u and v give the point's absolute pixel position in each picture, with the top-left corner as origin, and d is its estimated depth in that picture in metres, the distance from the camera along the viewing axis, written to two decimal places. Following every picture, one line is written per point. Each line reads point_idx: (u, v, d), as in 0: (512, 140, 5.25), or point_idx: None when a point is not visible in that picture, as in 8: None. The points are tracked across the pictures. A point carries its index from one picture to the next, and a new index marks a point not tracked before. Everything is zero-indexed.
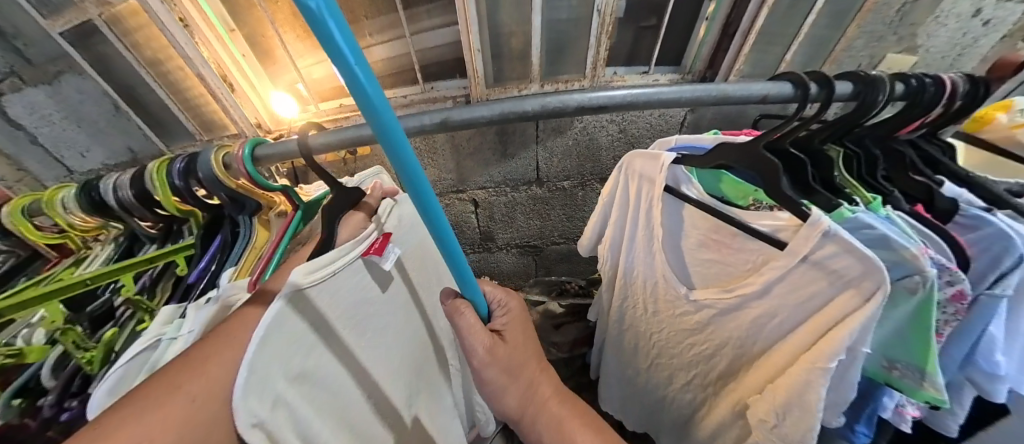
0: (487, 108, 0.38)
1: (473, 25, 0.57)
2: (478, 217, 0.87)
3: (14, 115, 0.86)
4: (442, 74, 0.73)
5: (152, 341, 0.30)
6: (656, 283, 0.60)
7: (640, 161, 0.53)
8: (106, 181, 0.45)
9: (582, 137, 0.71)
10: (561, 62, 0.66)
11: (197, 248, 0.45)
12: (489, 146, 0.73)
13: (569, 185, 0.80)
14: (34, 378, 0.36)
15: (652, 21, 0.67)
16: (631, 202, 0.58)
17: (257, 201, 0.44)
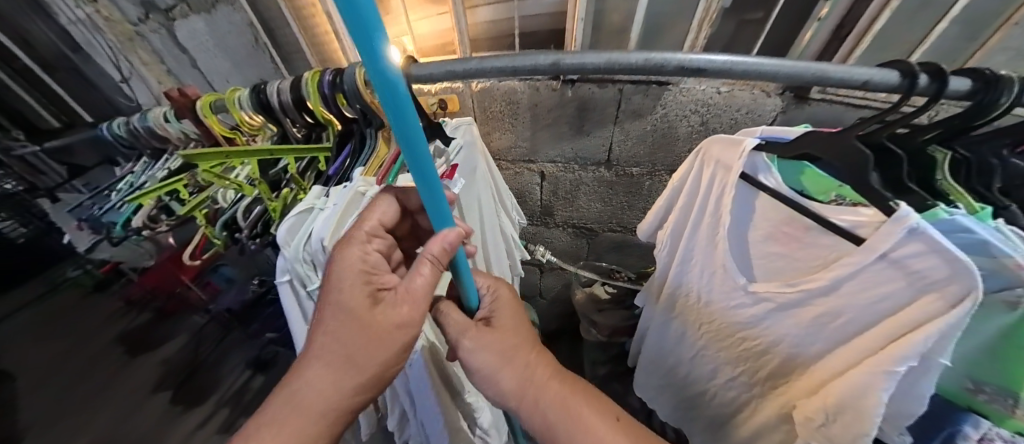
0: (599, 56, 0.46)
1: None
2: (542, 191, 0.94)
3: (181, 39, 1.14)
4: (534, 43, 0.78)
5: (307, 207, 0.44)
6: (714, 272, 0.63)
7: (716, 147, 0.55)
8: (272, 86, 0.59)
9: (661, 124, 0.73)
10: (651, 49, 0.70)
11: (333, 151, 0.58)
12: (566, 120, 0.78)
13: (637, 172, 0.82)
14: (235, 217, 0.57)
15: (759, 15, 0.63)
16: (700, 191, 0.60)
17: (381, 120, 0.54)
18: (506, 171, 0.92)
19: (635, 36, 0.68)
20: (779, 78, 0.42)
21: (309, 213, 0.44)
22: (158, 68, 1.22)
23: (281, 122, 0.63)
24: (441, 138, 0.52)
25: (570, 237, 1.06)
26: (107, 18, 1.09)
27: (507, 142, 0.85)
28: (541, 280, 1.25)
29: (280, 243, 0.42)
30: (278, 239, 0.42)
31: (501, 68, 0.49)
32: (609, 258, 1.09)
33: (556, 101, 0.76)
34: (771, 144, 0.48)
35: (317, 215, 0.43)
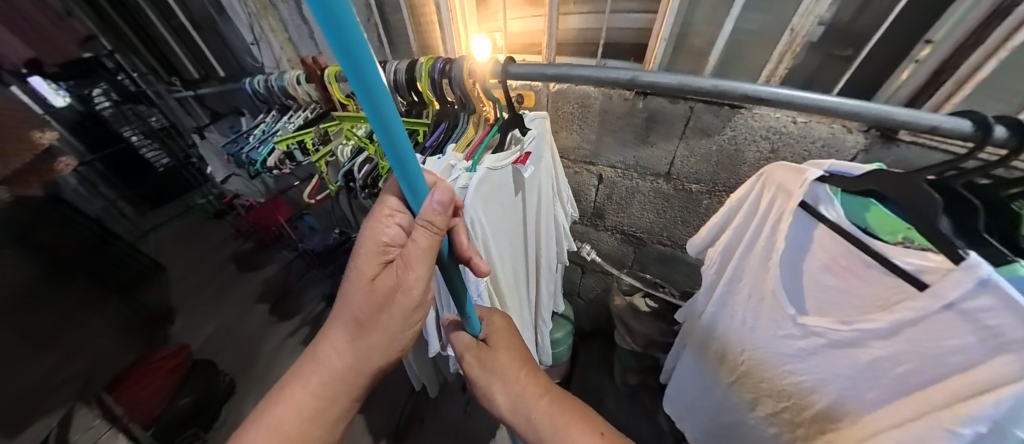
0: (671, 77, 0.58)
1: (670, 16, 0.65)
2: (597, 193, 1.01)
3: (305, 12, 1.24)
4: (614, 54, 0.80)
5: None
6: (762, 297, 0.64)
7: (780, 172, 0.56)
8: (391, 65, 0.64)
9: (728, 145, 0.74)
10: (728, 72, 0.68)
11: (431, 125, 0.64)
12: (633, 129, 0.82)
13: (696, 189, 0.84)
14: (353, 169, 0.74)
15: (849, 52, 0.58)
16: (758, 214, 0.61)
17: (474, 106, 0.60)
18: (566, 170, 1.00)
19: (711, 61, 0.67)
20: (838, 112, 0.49)
21: None
22: (282, 38, 1.43)
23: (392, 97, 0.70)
24: (519, 127, 0.59)
25: (617, 242, 1.10)
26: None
27: (572, 141, 0.93)
28: (581, 280, 1.29)
29: None
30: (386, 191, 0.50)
31: (589, 77, 0.61)
32: (652, 271, 1.12)
33: (627, 109, 0.80)
34: (834, 176, 0.49)
35: None
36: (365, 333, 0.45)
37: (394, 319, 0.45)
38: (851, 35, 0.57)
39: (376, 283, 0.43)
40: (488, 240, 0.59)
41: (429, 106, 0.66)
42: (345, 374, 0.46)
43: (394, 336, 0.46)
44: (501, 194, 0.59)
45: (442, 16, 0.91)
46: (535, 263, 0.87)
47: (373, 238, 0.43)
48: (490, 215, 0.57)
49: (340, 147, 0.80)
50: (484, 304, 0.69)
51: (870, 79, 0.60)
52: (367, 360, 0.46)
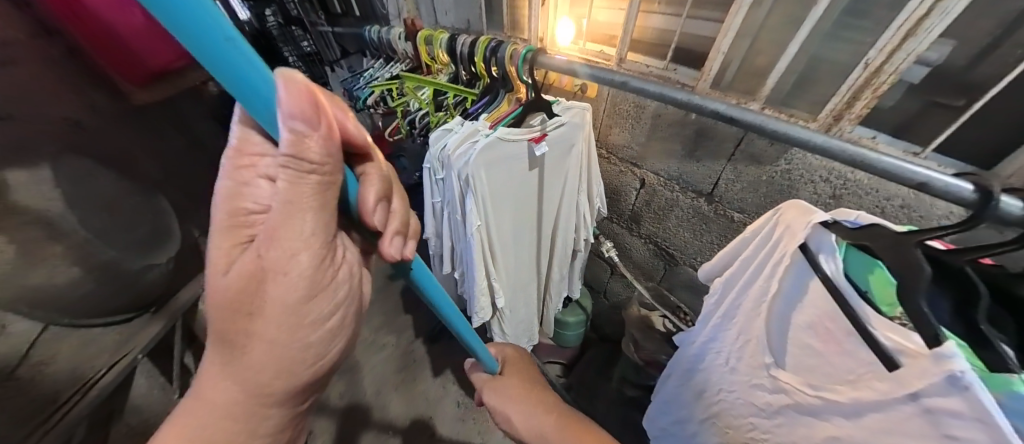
0: (658, 87, 0.63)
1: (731, 31, 0.63)
2: (637, 197, 0.98)
3: None
4: (685, 59, 0.76)
5: (447, 130, 0.71)
6: (748, 341, 0.60)
7: (793, 211, 0.49)
8: (460, 39, 0.79)
9: (781, 179, 0.66)
10: (796, 97, 0.61)
11: (479, 96, 0.78)
12: (681, 140, 0.78)
13: (738, 218, 0.77)
14: (414, 119, 0.88)
15: (960, 102, 0.47)
16: (762, 252, 0.55)
17: (513, 85, 0.74)
18: (611, 167, 0.99)
19: (770, 82, 0.62)
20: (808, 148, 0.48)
21: (446, 133, 0.71)
22: None
23: (457, 66, 0.84)
24: (544, 111, 0.71)
25: (649, 254, 1.06)
26: None
27: (622, 139, 0.90)
28: (608, 280, 1.29)
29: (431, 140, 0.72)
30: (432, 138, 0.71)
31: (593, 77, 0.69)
32: (681, 297, 1.06)
33: (676, 118, 0.76)
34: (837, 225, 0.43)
35: (451, 134, 0.70)
36: (243, 340, 0.31)
37: (281, 318, 0.31)
38: (971, 82, 0.46)
39: (233, 272, 0.29)
40: (489, 196, 0.74)
41: (482, 80, 0.81)
42: (230, 390, 0.33)
43: (284, 340, 0.32)
44: (508, 160, 0.72)
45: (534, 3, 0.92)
46: (544, 240, 0.95)
47: (229, 202, 0.28)
48: (496, 176, 0.72)
49: (409, 101, 0.90)
50: (474, 262, 0.79)
51: (984, 135, 0.46)
52: (246, 370, 0.32)
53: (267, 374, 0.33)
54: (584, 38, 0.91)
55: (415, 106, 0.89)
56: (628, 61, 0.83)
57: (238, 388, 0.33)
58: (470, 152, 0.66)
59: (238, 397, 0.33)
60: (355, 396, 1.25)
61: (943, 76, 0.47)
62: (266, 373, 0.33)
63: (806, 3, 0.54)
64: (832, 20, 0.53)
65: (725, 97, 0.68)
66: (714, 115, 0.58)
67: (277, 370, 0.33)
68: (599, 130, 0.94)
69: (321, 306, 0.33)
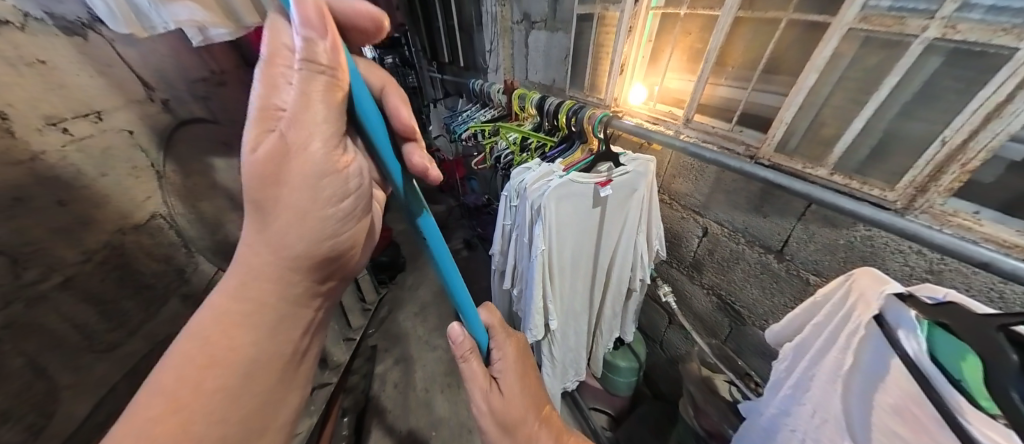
0: (712, 154, 0.72)
1: (793, 106, 0.72)
2: (699, 245, 0.99)
3: (516, 38, 1.64)
4: (753, 123, 0.84)
5: (526, 168, 0.85)
6: (826, 420, 0.52)
7: (865, 279, 0.49)
8: (549, 99, 0.96)
9: (862, 245, 0.61)
10: (871, 167, 0.63)
11: (558, 143, 0.93)
12: (746, 196, 0.79)
13: (814, 281, 0.71)
14: (500, 156, 1.06)
15: None
16: (835, 319, 0.52)
17: (587, 138, 0.86)
18: (673, 212, 1.03)
19: (837, 152, 0.67)
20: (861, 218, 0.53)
21: (526, 170, 0.85)
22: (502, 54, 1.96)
23: (541, 118, 1.01)
24: (611, 160, 0.81)
25: (712, 307, 1.02)
26: (492, 23, 1.78)
27: (686, 188, 0.96)
28: (665, 330, 1.25)
29: (516, 172, 0.86)
30: (516, 172, 0.86)
31: (656, 138, 0.79)
32: (752, 363, 0.94)
33: (740, 180, 0.80)
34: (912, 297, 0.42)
35: (531, 171, 0.83)
36: (268, 217, 0.39)
37: (300, 191, 0.38)
38: None
39: (260, 150, 0.35)
40: (557, 228, 0.83)
41: (561, 131, 0.96)
42: (243, 307, 0.40)
43: (306, 217, 0.40)
44: (578, 198, 0.82)
45: (612, 72, 1.10)
46: (599, 275, 1.01)
47: (263, 95, 0.34)
48: (565, 210, 0.82)
49: (497, 141, 1.10)
50: (535, 282, 0.86)
51: None
52: (253, 274, 0.40)
53: (286, 274, 0.41)
54: (654, 99, 1.06)
55: (502, 146, 1.08)
56: (695, 121, 0.93)
57: (273, 285, 0.41)
58: (545, 187, 0.78)
59: (253, 307, 0.40)
60: (408, 389, 1.33)
61: None
62: (280, 269, 0.41)
63: (869, 89, 0.62)
64: (903, 102, 0.59)
65: (791, 162, 0.74)
66: (765, 182, 0.65)
67: (298, 257, 0.41)
68: (663, 179, 1.03)
69: (337, 197, 0.41)
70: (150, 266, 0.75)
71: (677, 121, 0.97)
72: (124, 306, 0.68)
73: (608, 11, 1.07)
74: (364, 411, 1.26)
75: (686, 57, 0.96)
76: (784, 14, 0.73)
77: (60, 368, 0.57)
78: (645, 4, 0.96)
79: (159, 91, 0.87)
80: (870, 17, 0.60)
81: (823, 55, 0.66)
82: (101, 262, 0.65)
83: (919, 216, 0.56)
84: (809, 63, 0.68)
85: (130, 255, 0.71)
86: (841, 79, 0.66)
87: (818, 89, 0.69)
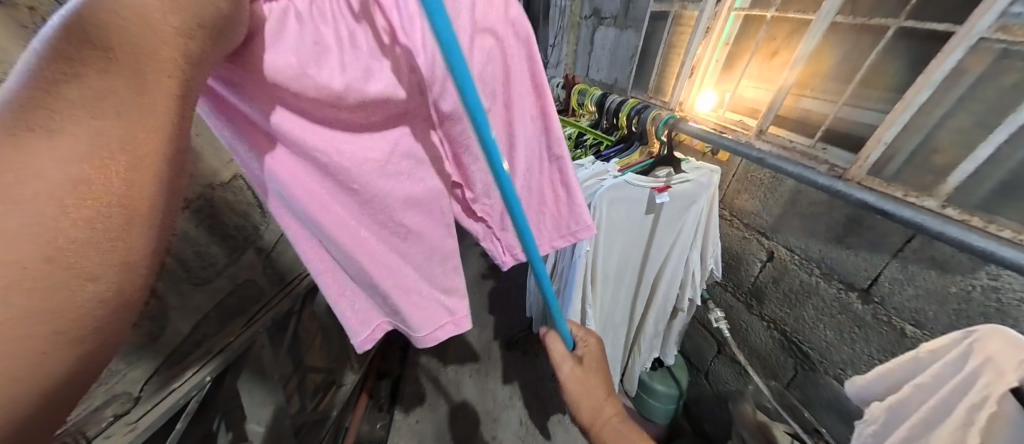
0: (795, 169, 0.67)
1: (895, 125, 0.65)
2: (761, 271, 0.92)
3: (582, 35, 1.62)
4: (842, 143, 0.76)
5: (578, 164, 0.83)
6: None
7: (996, 343, 0.43)
8: (611, 97, 0.93)
9: (978, 295, 0.54)
10: (998, 201, 0.55)
11: (615, 143, 0.89)
12: (828, 225, 0.72)
13: (912, 332, 0.63)
14: None
15: None
16: (952, 383, 0.46)
17: (648, 140, 0.82)
18: (734, 231, 0.97)
19: (953, 181, 0.59)
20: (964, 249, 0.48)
21: (578, 166, 0.83)
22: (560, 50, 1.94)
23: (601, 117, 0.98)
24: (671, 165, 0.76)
25: (772, 343, 0.95)
26: (561, 18, 1.77)
27: (751, 207, 0.89)
28: (713, 361, 1.17)
29: None
30: None
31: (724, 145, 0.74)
32: (821, 417, 0.86)
33: (824, 204, 0.72)
34: None
35: (582, 168, 0.82)
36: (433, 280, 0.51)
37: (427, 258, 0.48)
38: None
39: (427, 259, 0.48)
40: (605, 232, 0.80)
41: (620, 130, 0.92)
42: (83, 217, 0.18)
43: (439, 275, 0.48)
44: (631, 202, 0.78)
45: (681, 75, 1.05)
46: (643, 286, 0.96)
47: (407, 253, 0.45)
48: (615, 214, 0.79)
49: None
50: (577, 290, 0.83)
51: None
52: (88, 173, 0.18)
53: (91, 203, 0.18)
54: (725, 108, 0.99)
55: None
56: (770, 134, 0.86)
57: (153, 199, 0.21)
58: (598, 186, 0.75)
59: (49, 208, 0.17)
60: (439, 368, 1.38)
61: None
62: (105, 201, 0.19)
63: (1002, 111, 0.54)
64: None
65: (888, 188, 0.66)
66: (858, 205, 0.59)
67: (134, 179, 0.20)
68: (727, 194, 0.96)
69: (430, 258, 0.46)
70: (233, 219, 0.76)
71: (750, 131, 0.89)
72: (213, 251, 0.70)
73: (687, 10, 1.02)
74: (400, 377, 1.33)
75: None
76: (895, 21, 0.65)
77: (169, 292, 0.59)
78: (728, 4, 0.90)
79: None
80: (1011, 28, 0.51)
81: (942, 68, 0.58)
82: (195, 210, 0.66)
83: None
84: (921, 77, 0.60)
85: (217, 207, 0.72)
86: (964, 97, 0.58)
87: (931, 108, 0.61)
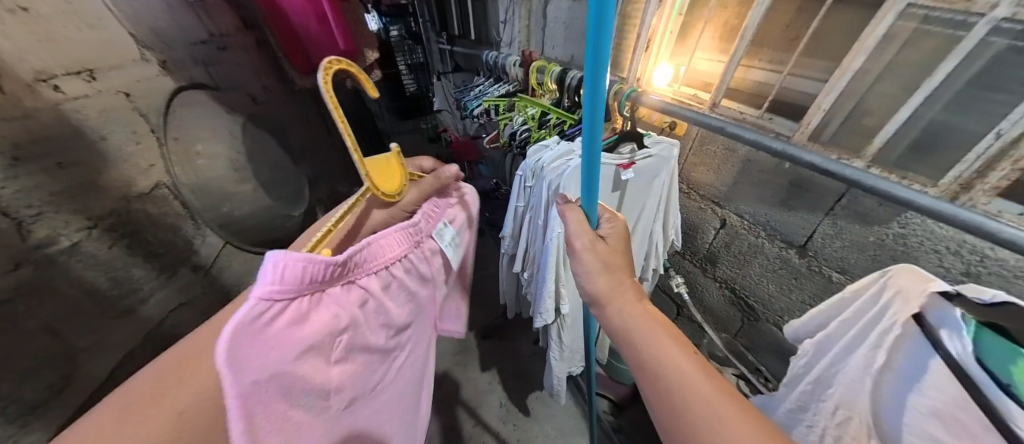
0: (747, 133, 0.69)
1: (834, 91, 0.68)
2: (715, 237, 0.97)
3: (533, 9, 1.56)
4: (786, 111, 0.80)
5: (546, 145, 0.82)
6: (850, 416, 0.56)
7: (908, 278, 0.51)
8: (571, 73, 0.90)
9: (892, 242, 0.60)
10: (916, 160, 0.60)
11: (579, 120, 0.88)
12: (773, 189, 0.77)
13: (837, 278, 0.70)
14: (515, 132, 1.00)
15: None
16: (870, 316, 0.55)
17: (612, 116, 0.81)
18: (692, 202, 1.01)
19: (878, 143, 0.64)
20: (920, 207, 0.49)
21: (546, 147, 0.82)
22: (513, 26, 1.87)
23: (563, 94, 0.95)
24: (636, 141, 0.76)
25: (723, 300, 1.02)
26: None
27: (707, 178, 0.92)
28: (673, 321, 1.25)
29: (534, 151, 0.83)
30: (533, 149, 0.84)
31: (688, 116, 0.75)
32: (764, 360, 0.95)
33: (770, 167, 0.76)
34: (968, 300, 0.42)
35: (549, 150, 0.81)
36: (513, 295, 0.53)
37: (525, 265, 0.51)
38: None
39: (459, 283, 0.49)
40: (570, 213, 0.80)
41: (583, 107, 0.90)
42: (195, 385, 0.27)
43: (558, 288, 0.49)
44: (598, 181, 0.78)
45: (637, 49, 1.03)
46: None
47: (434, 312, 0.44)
48: None
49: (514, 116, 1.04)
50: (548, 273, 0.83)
51: None
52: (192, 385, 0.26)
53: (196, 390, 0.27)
54: (680, 82, 1.00)
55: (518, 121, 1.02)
56: (723, 106, 0.87)
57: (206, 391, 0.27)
58: (565, 167, 0.74)
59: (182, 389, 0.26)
60: None
61: None
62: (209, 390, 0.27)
63: (923, 74, 0.58)
64: (957, 89, 0.55)
65: (825, 151, 0.70)
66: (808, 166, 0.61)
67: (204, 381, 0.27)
68: (684, 167, 0.99)
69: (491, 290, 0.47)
70: (159, 235, 0.75)
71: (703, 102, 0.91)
72: (134, 272, 0.69)
73: None
74: None
75: (718, 35, 0.92)
76: None
77: (77, 332, 0.58)
78: None
79: (156, 51, 0.82)
80: None
81: (876, 34, 0.61)
82: (106, 229, 0.65)
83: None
84: (858, 43, 0.63)
85: (138, 223, 0.71)
86: (891, 62, 0.61)
87: (863, 74, 0.64)
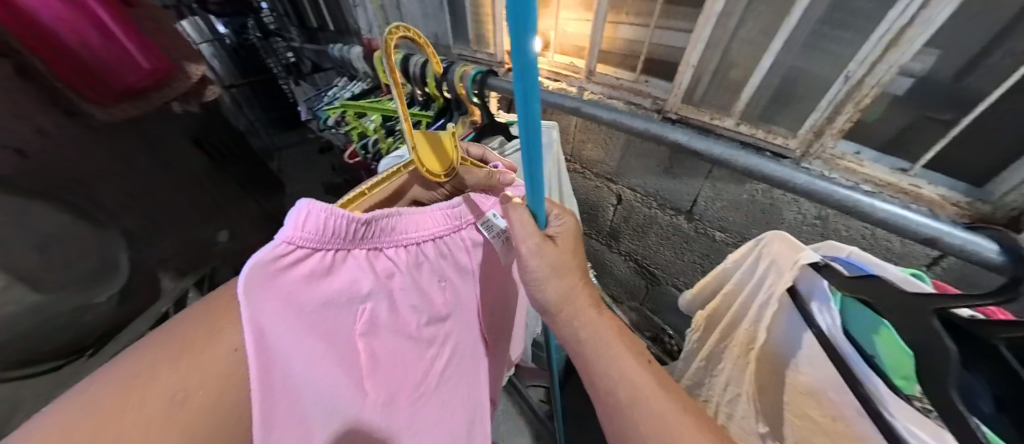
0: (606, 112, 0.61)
1: (699, 43, 0.60)
2: (614, 213, 0.91)
3: None
4: (659, 70, 0.71)
5: None
6: (738, 393, 0.52)
7: (780, 246, 0.41)
8: (413, 59, 0.71)
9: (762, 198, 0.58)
10: (779, 112, 0.55)
11: (434, 118, 0.69)
12: (657, 158, 0.70)
13: (720, 237, 0.67)
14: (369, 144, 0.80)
15: (948, 116, 0.43)
16: (749, 289, 0.47)
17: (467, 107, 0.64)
18: (588, 182, 0.93)
19: (744, 98, 0.58)
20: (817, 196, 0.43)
21: None
22: None
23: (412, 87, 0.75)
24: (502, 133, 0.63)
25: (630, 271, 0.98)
26: None
27: (597, 155, 0.84)
28: None
29: None
30: None
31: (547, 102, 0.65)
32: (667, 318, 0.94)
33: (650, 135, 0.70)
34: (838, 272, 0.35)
35: None
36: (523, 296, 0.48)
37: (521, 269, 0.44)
38: (969, 95, 0.41)
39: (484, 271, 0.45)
40: None
41: (435, 100, 0.71)
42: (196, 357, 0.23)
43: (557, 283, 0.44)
44: None
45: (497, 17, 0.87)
46: None
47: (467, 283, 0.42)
48: None
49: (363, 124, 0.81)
50: None
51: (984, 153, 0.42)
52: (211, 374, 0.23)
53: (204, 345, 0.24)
54: (552, 50, 0.88)
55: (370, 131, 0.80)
56: (598, 73, 0.78)
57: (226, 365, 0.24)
58: None
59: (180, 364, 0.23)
60: None
61: (934, 88, 0.43)
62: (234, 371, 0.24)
63: (779, 14, 0.50)
64: (810, 30, 0.48)
65: (700, 114, 0.64)
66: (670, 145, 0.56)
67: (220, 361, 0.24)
68: (573, 145, 0.89)
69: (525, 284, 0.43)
70: None
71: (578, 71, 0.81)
72: None
73: None
74: None
75: None
76: None
77: None
78: None
79: None
80: None
81: None
82: None
83: (814, 163, 0.52)
84: None
85: None
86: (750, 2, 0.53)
87: (726, 19, 0.55)
